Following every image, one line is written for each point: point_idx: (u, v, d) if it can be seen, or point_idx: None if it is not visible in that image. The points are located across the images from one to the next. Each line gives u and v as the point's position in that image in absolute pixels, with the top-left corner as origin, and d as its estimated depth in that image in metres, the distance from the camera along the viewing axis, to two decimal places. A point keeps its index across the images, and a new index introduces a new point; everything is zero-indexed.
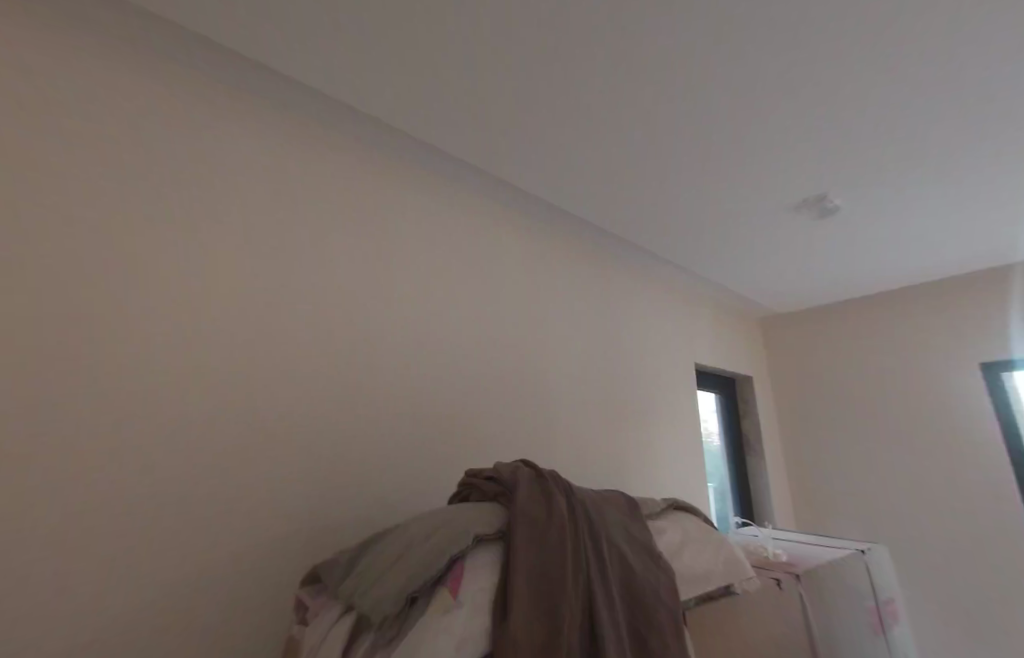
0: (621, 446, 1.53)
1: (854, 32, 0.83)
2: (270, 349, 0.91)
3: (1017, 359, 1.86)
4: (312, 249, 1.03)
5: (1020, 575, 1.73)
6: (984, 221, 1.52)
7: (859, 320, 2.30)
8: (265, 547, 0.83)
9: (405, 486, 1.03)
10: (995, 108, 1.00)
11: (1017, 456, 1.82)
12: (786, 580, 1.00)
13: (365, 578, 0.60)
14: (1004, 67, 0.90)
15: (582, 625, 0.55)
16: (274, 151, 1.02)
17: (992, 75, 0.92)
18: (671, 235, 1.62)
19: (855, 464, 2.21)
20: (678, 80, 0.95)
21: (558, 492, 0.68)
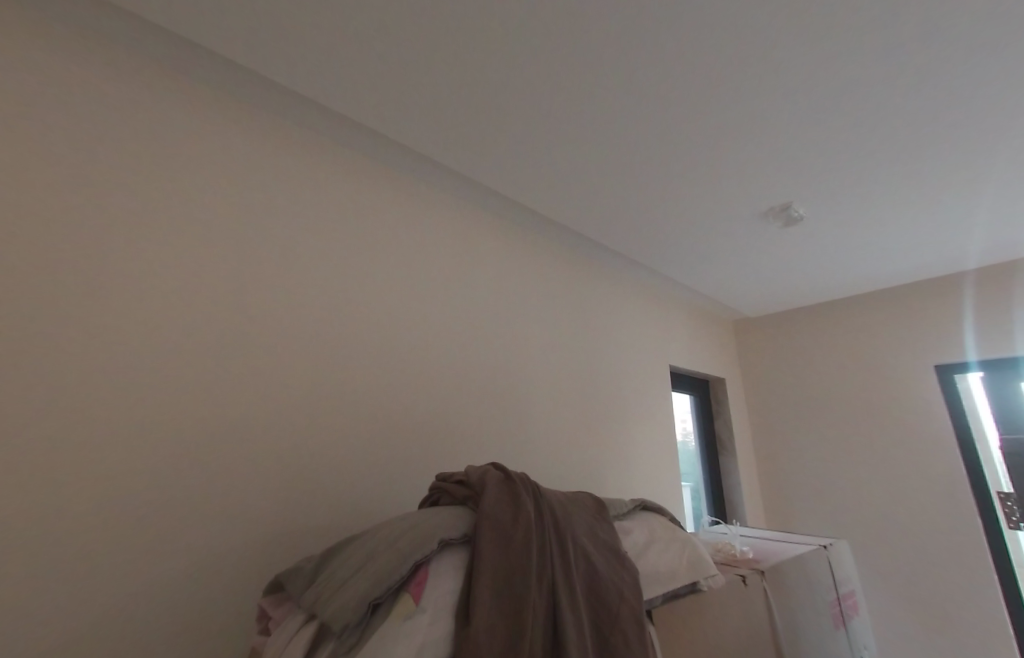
0: (596, 446, 1.57)
1: (809, 46, 0.89)
2: (240, 351, 0.90)
3: (968, 361, 1.97)
4: (285, 251, 1.02)
5: (967, 564, 1.84)
6: (939, 229, 1.61)
7: (823, 323, 2.41)
8: (231, 555, 0.82)
9: (379, 489, 1.02)
10: (946, 120, 1.07)
11: (967, 451, 1.93)
12: (751, 575, 1.04)
13: (328, 586, 0.59)
14: (953, 80, 0.96)
15: (545, 626, 0.56)
16: (244, 149, 1.02)
17: (942, 88, 0.98)
18: (647, 239, 1.67)
19: (818, 462, 2.31)
20: (648, 85, 0.99)
21: (526, 493, 0.69)
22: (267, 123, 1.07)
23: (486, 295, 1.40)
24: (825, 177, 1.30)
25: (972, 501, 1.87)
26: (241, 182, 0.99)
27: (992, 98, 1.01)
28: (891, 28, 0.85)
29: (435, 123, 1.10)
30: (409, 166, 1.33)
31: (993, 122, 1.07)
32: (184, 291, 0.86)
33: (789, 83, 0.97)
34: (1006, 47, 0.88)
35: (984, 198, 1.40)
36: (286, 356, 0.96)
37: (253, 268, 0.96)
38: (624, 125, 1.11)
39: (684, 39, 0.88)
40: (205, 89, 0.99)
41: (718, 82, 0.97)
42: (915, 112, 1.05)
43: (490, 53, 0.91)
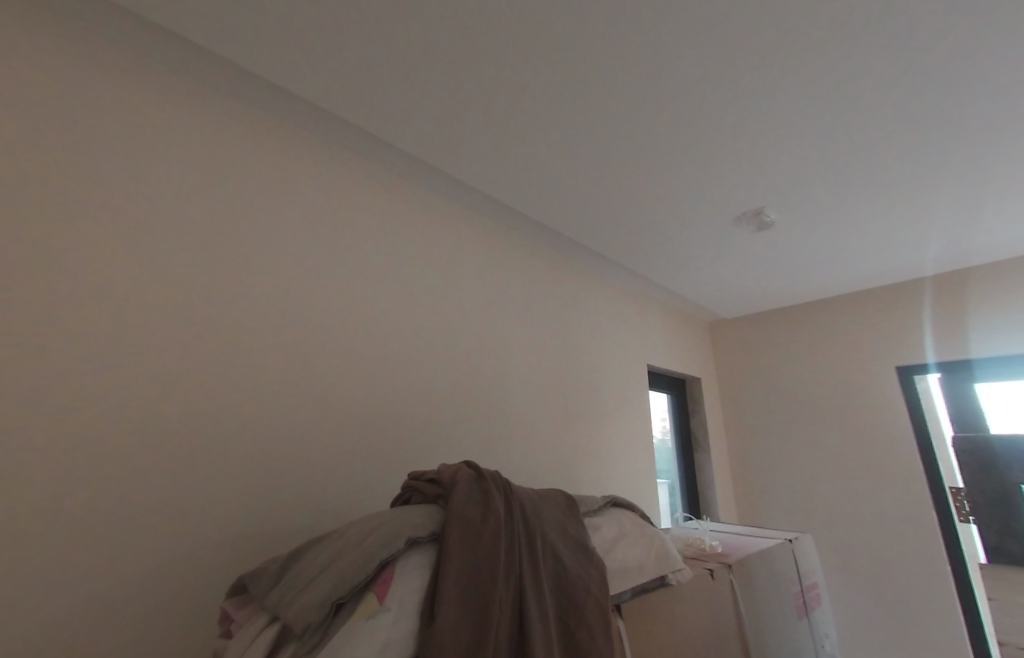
0: (574, 443, 1.59)
1: (782, 56, 0.92)
2: (207, 347, 0.88)
3: (929, 363, 2.07)
4: (257, 244, 0.99)
5: (921, 555, 1.94)
6: (903, 236, 1.68)
7: (793, 325, 2.50)
8: (194, 556, 0.79)
9: (351, 487, 1.01)
10: (912, 129, 1.12)
11: (925, 449, 2.03)
12: (719, 569, 1.07)
13: (292, 587, 0.58)
14: (919, 91, 1.00)
15: (510, 623, 0.57)
16: (213, 138, 0.99)
17: (909, 98, 1.02)
18: (627, 240, 1.69)
19: (786, 459, 2.40)
20: (625, 88, 1.00)
21: (496, 492, 0.70)
22: (240, 112, 1.04)
23: (464, 293, 1.40)
24: (795, 184, 1.35)
25: (928, 495, 1.97)
26: (210, 172, 0.96)
27: (950, 112, 1.06)
28: (858, 42, 0.89)
29: (412, 118, 1.09)
30: (388, 161, 1.32)
31: (956, 132, 1.12)
32: (147, 285, 0.83)
33: (761, 93, 1.01)
34: (961, 65, 0.93)
35: (945, 206, 1.47)
36: (255, 352, 0.94)
37: (222, 261, 0.93)
38: (601, 128, 1.12)
39: (660, 43, 0.89)
40: (174, 76, 0.96)
41: (692, 88, 1.00)
42: (879, 123, 1.10)
43: (468, 51, 0.92)
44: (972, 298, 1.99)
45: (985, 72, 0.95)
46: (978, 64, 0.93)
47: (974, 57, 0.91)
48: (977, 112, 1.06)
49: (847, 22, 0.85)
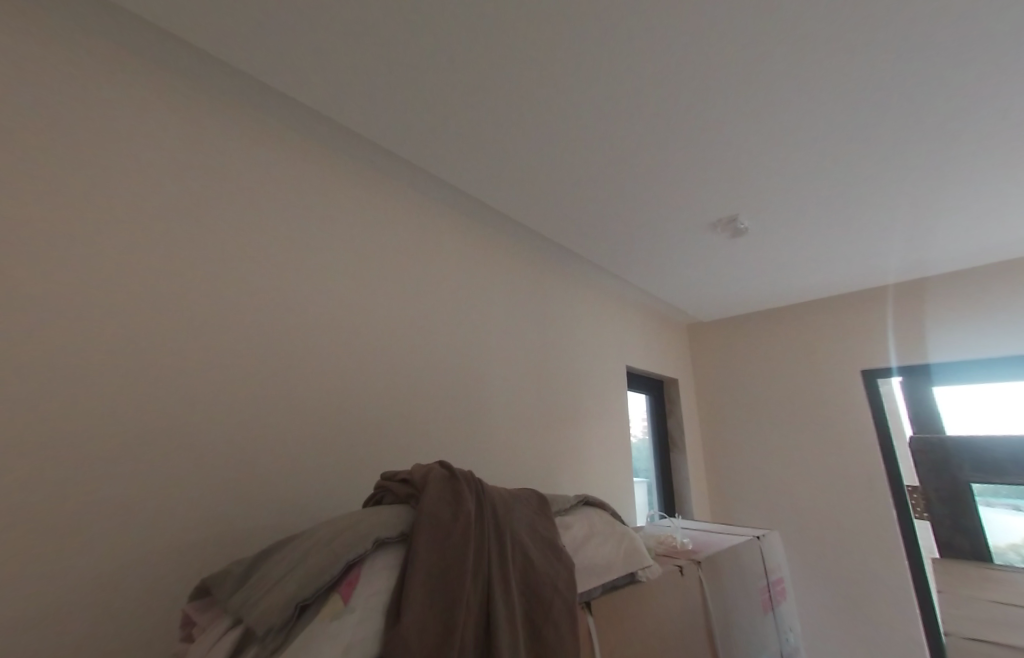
0: (551, 443, 1.61)
1: (753, 68, 0.95)
2: (174, 343, 0.86)
3: (893, 367, 2.16)
4: (228, 239, 0.98)
5: (880, 549, 2.03)
6: (868, 246, 1.76)
7: (765, 329, 2.59)
8: (156, 558, 0.78)
9: (323, 487, 1.00)
10: (878, 142, 1.17)
11: (886, 448, 2.12)
12: (689, 565, 1.11)
13: (256, 589, 0.58)
14: (882, 106, 1.05)
15: (477, 622, 0.58)
16: (185, 130, 0.97)
17: (875, 112, 1.07)
18: (607, 243, 1.72)
19: (756, 458, 2.48)
20: (602, 92, 1.02)
21: (467, 491, 0.70)
22: (213, 104, 1.03)
23: (443, 293, 1.41)
24: (767, 193, 1.40)
25: (889, 493, 2.06)
26: (180, 165, 0.94)
27: (912, 126, 1.12)
28: (825, 57, 0.93)
29: (391, 116, 1.09)
30: (367, 159, 1.32)
31: (919, 144, 1.18)
32: (110, 279, 0.81)
33: (733, 102, 1.05)
34: (917, 83, 0.99)
35: (908, 217, 1.54)
36: (224, 350, 0.92)
37: (191, 255, 0.91)
38: (578, 132, 1.14)
39: (635, 50, 0.92)
40: (145, 66, 0.94)
41: (666, 96, 1.03)
42: (847, 135, 1.15)
43: (446, 51, 0.92)
44: (930, 305, 2.10)
45: (939, 91, 1.01)
46: (933, 83, 0.99)
47: (930, 75, 0.97)
48: (933, 128, 1.12)
49: (815, 37, 0.89)
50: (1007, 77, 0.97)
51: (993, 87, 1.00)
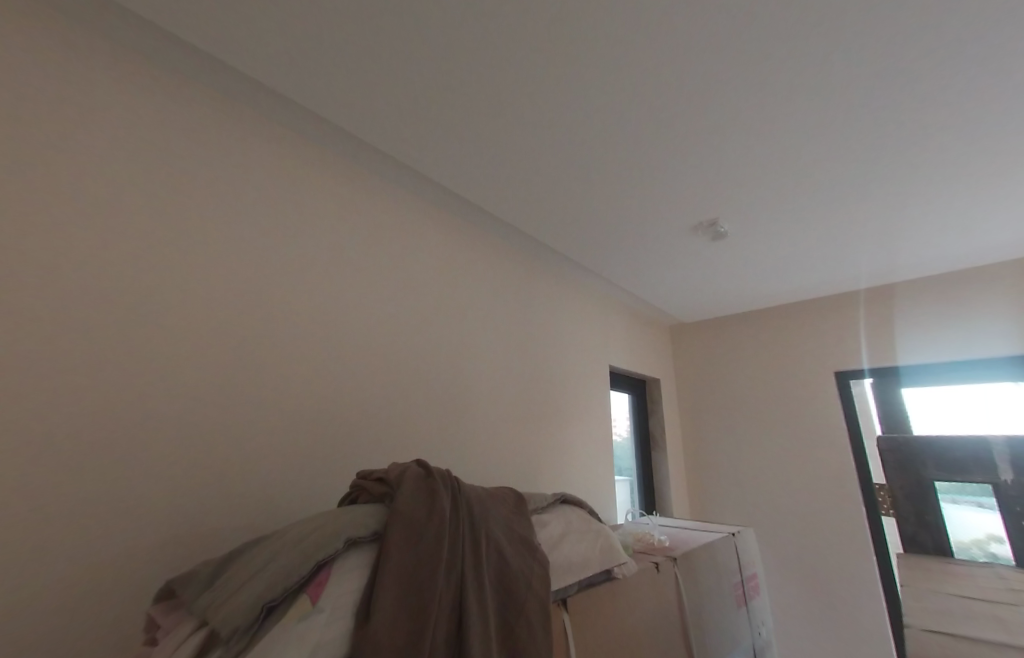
0: (532, 441, 1.62)
1: (732, 75, 0.98)
2: (143, 337, 0.84)
3: (864, 369, 2.23)
4: (202, 232, 0.95)
5: (848, 545, 2.10)
6: (843, 251, 1.82)
7: (743, 331, 2.65)
8: (121, 557, 0.76)
9: (299, 485, 0.99)
10: (852, 151, 1.21)
11: (857, 448, 2.19)
12: (666, 562, 1.13)
13: (223, 591, 0.57)
14: (857, 115, 1.08)
15: (449, 622, 0.58)
16: (158, 119, 0.94)
17: (850, 121, 1.10)
18: (592, 243, 1.74)
19: (733, 457, 2.53)
20: (583, 93, 1.03)
21: (443, 490, 0.70)
22: (189, 92, 1.00)
23: (426, 290, 1.40)
24: (747, 197, 1.43)
25: (858, 491, 2.13)
26: (153, 154, 0.92)
27: (883, 136, 1.15)
28: (803, 67, 0.95)
29: (372, 111, 1.08)
30: (350, 154, 1.30)
31: (891, 153, 1.22)
32: (76, 270, 0.79)
33: (714, 108, 1.07)
34: (888, 96, 1.02)
35: (880, 224, 1.59)
36: (196, 344, 0.90)
37: (163, 247, 0.89)
38: (561, 133, 1.15)
39: (616, 53, 0.93)
40: (117, 52, 0.92)
41: (646, 100, 1.05)
42: (822, 143, 1.18)
43: (428, 48, 0.92)
44: (899, 310, 2.18)
45: (909, 103, 1.05)
46: (904, 96, 1.03)
47: (900, 89, 1.01)
48: (903, 140, 1.16)
49: (794, 47, 0.91)
50: (973, 92, 1.01)
51: (959, 102, 1.04)
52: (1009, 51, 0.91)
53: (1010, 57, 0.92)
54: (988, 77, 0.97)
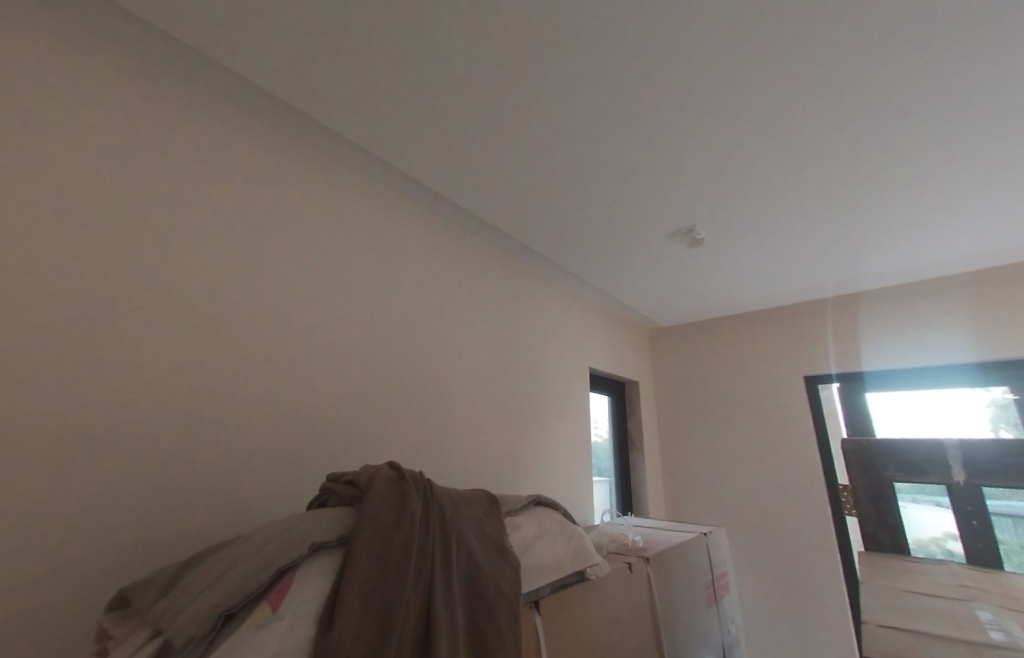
0: (509, 442, 1.62)
1: (710, 84, 1.00)
2: (104, 332, 0.81)
3: (831, 374, 2.31)
4: (171, 224, 0.92)
5: (813, 544, 2.18)
6: (814, 260, 1.88)
7: (718, 336, 2.72)
8: (76, 563, 0.72)
9: (268, 486, 0.96)
10: (822, 163, 1.25)
11: (823, 450, 2.27)
12: (639, 562, 1.14)
13: (179, 599, 0.54)
14: (828, 129, 1.12)
15: (416, 627, 0.57)
16: (125, 104, 0.91)
17: (822, 134, 1.14)
18: (572, 245, 1.75)
19: (707, 458, 2.59)
20: (564, 97, 1.04)
21: (415, 493, 0.69)
22: (161, 79, 0.97)
23: (404, 290, 1.39)
24: (723, 205, 1.47)
25: (824, 491, 2.21)
26: (119, 142, 0.88)
27: (852, 150, 1.20)
28: (778, 79, 0.98)
29: (350, 104, 1.06)
30: (330, 149, 1.28)
31: (858, 167, 1.27)
32: (29, 260, 0.75)
33: (691, 117, 1.09)
34: (857, 110, 1.07)
35: (847, 234, 1.66)
36: (162, 340, 0.87)
37: (126, 239, 0.86)
38: (542, 137, 1.16)
39: (595, 60, 0.94)
40: (85, 34, 0.88)
41: (626, 107, 1.06)
42: (795, 155, 1.22)
43: (410, 45, 0.92)
44: (864, 318, 2.27)
45: (874, 119, 1.09)
46: (872, 112, 1.07)
47: (869, 104, 1.05)
48: (870, 154, 1.21)
49: (771, 58, 0.93)
50: (936, 110, 1.06)
51: (922, 119, 1.09)
52: (967, 73, 0.96)
53: (968, 78, 0.97)
54: (949, 97, 1.02)
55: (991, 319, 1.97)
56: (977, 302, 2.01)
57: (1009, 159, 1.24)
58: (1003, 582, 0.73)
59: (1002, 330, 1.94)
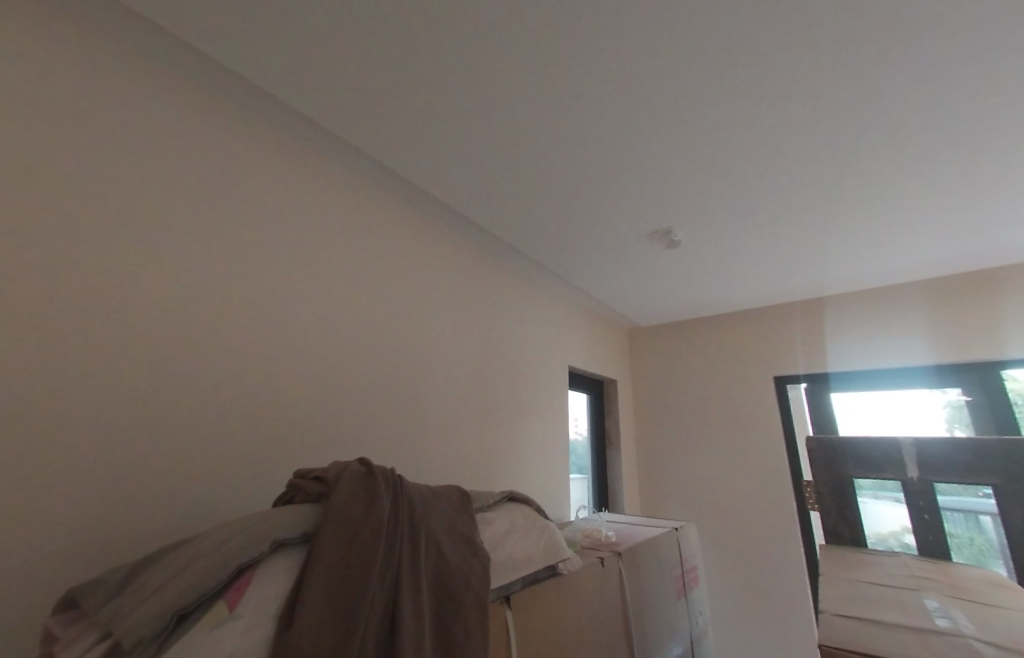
0: (486, 439, 1.62)
1: (687, 88, 1.01)
2: (62, 321, 0.78)
3: (799, 374, 2.40)
4: (135, 211, 0.89)
5: (777, 538, 2.26)
6: (785, 264, 1.94)
7: (693, 336, 2.78)
8: (22, 563, 0.69)
9: (233, 483, 0.93)
10: (793, 169, 1.29)
11: (790, 447, 2.35)
12: (610, 556, 1.16)
13: (130, 600, 0.53)
14: (799, 137, 1.16)
15: (381, 624, 0.57)
16: (83, 82, 0.86)
17: (791, 142, 1.18)
18: (552, 244, 1.76)
19: (680, 455, 2.65)
20: (544, 96, 1.04)
21: (384, 489, 0.68)
22: (126, 58, 0.93)
23: (379, 283, 1.37)
24: (700, 208, 1.50)
25: (790, 488, 2.29)
26: (77, 123, 0.84)
27: (821, 158, 1.24)
28: (753, 85, 1.00)
29: (325, 94, 1.04)
30: (308, 138, 1.25)
31: (827, 175, 1.31)
32: None
33: (669, 121, 1.11)
34: (827, 121, 1.10)
35: (817, 240, 1.71)
36: (124, 331, 0.84)
37: (82, 225, 0.82)
38: (521, 135, 1.16)
39: (573, 61, 0.95)
40: (43, 6, 0.84)
41: (604, 108, 1.07)
42: (767, 161, 1.25)
43: (388, 37, 0.90)
44: (830, 320, 2.36)
45: (841, 130, 1.13)
46: (842, 122, 1.11)
47: (837, 114, 1.08)
48: (839, 163, 1.26)
49: (747, 65, 0.96)
50: (898, 124, 1.11)
51: (886, 132, 1.14)
52: (927, 89, 1.01)
53: (927, 94, 1.02)
54: (911, 111, 1.07)
55: (945, 324, 2.08)
56: (933, 308, 2.12)
57: (965, 173, 1.30)
58: (951, 572, 0.77)
59: (957, 334, 2.04)
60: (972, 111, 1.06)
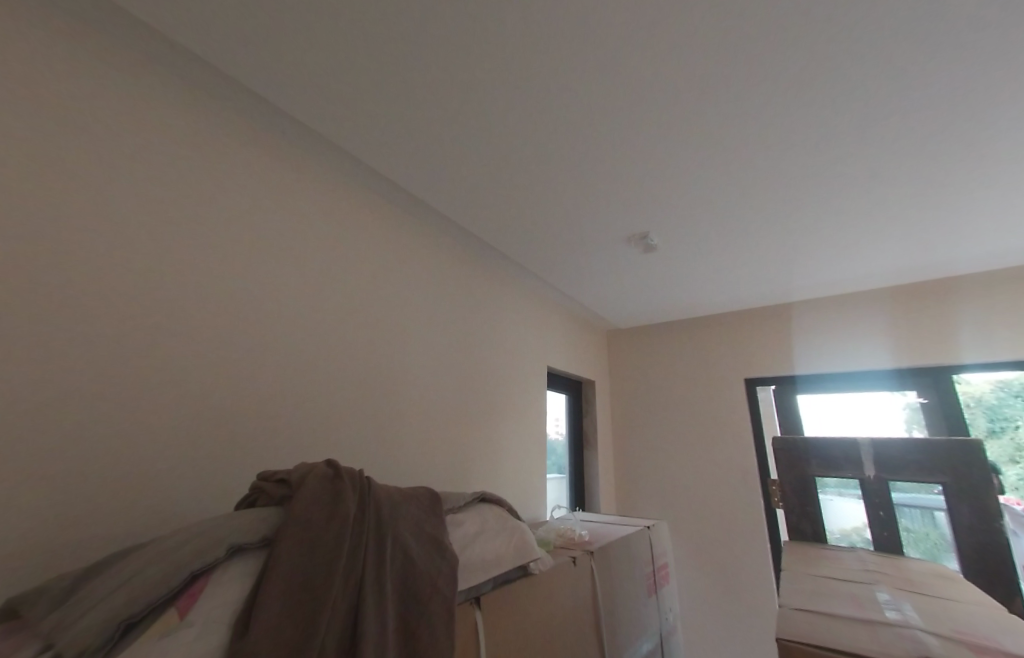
0: (461, 439, 1.62)
1: (660, 94, 1.04)
2: (11, 315, 0.74)
3: (767, 377, 2.48)
4: (93, 202, 0.85)
5: (744, 536, 2.33)
6: (756, 270, 2.01)
7: (668, 338, 2.84)
8: None
9: (195, 485, 0.91)
10: (762, 177, 1.33)
11: (759, 447, 2.43)
12: (583, 555, 1.18)
13: (75, 609, 0.51)
14: (768, 145, 1.20)
15: (342, 628, 0.56)
16: (40, 64, 0.82)
17: (762, 150, 1.22)
18: (531, 244, 1.77)
19: (654, 455, 2.70)
20: (520, 98, 1.05)
21: (350, 492, 0.67)
22: (87, 40, 0.89)
23: (354, 281, 1.35)
24: (676, 213, 1.54)
25: (757, 487, 2.36)
26: (30, 106, 0.80)
27: (788, 166, 1.29)
28: (724, 93, 1.04)
29: (298, 87, 1.02)
30: (282, 130, 1.22)
31: (794, 184, 1.37)
32: None
33: (644, 125, 1.13)
34: (794, 132, 1.15)
35: (786, 246, 1.78)
36: (80, 326, 0.80)
37: (34, 215, 0.78)
38: (499, 137, 1.17)
39: (550, 65, 0.96)
40: None
41: (581, 113, 1.09)
42: (738, 168, 1.29)
43: (364, 33, 0.90)
44: (797, 325, 2.45)
45: (806, 140, 1.18)
46: (807, 133, 1.15)
47: (802, 125, 1.13)
48: (805, 172, 1.31)
49: (720, 74, 0.99)
50: (858, 136, 1.17)
51: (847, 143, 1.19)
52: (882, 102, 1.06)
53: (883, 108, 1.08)
54: (870, 124, 1.13)
55: (903, 330, 2.19)
56: (892, 314, 2.23)
57: (921, 184, 1.37)
58: (902, 565, 0.82)
59: (914, 340, 2.15)
60: (923, 125, 1.13)
